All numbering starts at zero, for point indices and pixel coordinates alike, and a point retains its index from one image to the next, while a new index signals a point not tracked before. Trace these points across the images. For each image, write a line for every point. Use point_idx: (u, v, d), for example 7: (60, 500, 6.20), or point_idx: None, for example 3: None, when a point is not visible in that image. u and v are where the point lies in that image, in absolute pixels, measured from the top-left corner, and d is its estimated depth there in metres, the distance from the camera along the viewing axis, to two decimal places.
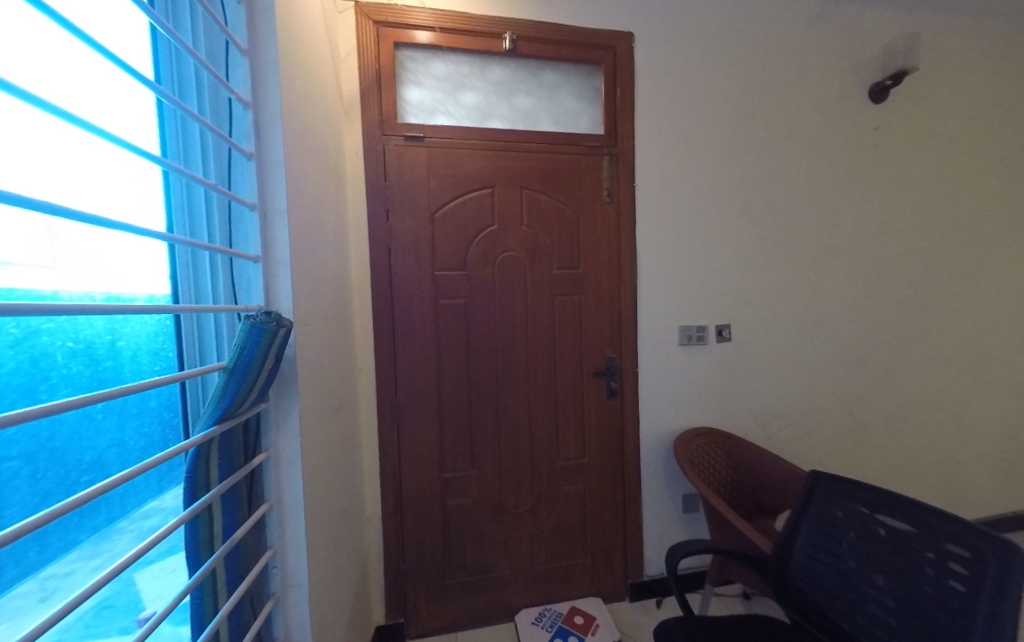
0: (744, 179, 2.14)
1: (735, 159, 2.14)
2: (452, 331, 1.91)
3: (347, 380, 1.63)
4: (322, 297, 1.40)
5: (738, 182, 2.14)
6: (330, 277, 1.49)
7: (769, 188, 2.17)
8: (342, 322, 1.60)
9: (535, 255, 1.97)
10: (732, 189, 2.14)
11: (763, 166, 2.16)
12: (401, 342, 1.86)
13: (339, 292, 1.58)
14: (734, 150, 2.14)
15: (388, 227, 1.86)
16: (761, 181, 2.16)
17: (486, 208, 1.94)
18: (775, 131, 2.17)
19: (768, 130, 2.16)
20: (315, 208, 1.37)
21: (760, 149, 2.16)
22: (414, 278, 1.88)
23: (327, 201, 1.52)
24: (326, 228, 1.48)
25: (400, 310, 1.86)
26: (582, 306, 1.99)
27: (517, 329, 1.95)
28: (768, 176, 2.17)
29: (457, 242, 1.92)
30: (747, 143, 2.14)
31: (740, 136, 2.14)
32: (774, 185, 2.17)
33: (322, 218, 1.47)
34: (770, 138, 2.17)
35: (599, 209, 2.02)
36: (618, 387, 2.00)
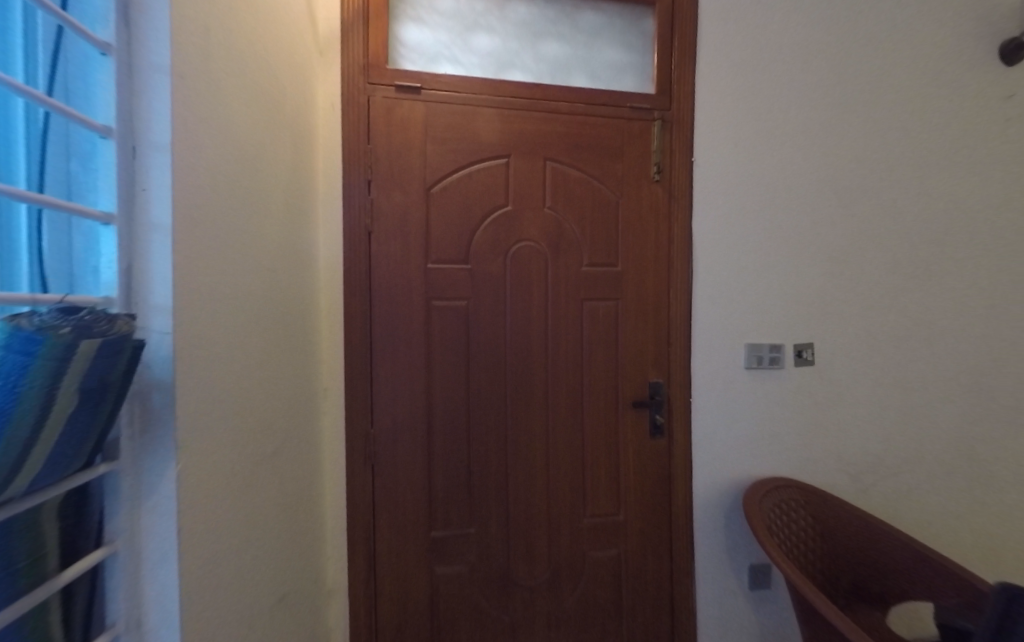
0: (830, 158, 1.67)
1: (821, 132, 1.66)
2: (450, 344, 1.46)
3: (303, 408, 1.19)
4: (257, 292, 0.96)
5: (822, 162, 1.67)
6: (274, 266, 1.04)
7: (861, 171, 1.69)
8: (294, 329, 1.15)
9: (562, 246, 1.50)
10: (817, 171, 1.66)
11: (855, 143, 1.69)
12: (379, 355, 1.42)
13: (290, 287, 1.14)
14: (818, 121, 1.66)
15: (369, 204, 1.43)
16: (854, 163, 1.69)
17: (499, 184, 1.49)
18: (872, 101, 1.70)
19: (862, 97, 1.69)
20: (245, 160, 0.91)
21: (851, 121, 1.69)
22: (401, 273, 1.44)
23: (276, 158, 1.08)
24: (272, 195, 1.04)
25: (381, 314, 1.43)
26: (621, 315, 1.52)
27: (534, 342, 1.49)
28: (862, 156, 1.69)
29: (460, 229, 1.48)
30: (834, 113, 1.67)
31: (827, 104, 1.67)
32: (869, 167, 1.69)
33: (268, 180, 1.03)
34: (864, 108, 1.69)
35: (646, 190, 1.54)
36: (665, 422, 1.52)
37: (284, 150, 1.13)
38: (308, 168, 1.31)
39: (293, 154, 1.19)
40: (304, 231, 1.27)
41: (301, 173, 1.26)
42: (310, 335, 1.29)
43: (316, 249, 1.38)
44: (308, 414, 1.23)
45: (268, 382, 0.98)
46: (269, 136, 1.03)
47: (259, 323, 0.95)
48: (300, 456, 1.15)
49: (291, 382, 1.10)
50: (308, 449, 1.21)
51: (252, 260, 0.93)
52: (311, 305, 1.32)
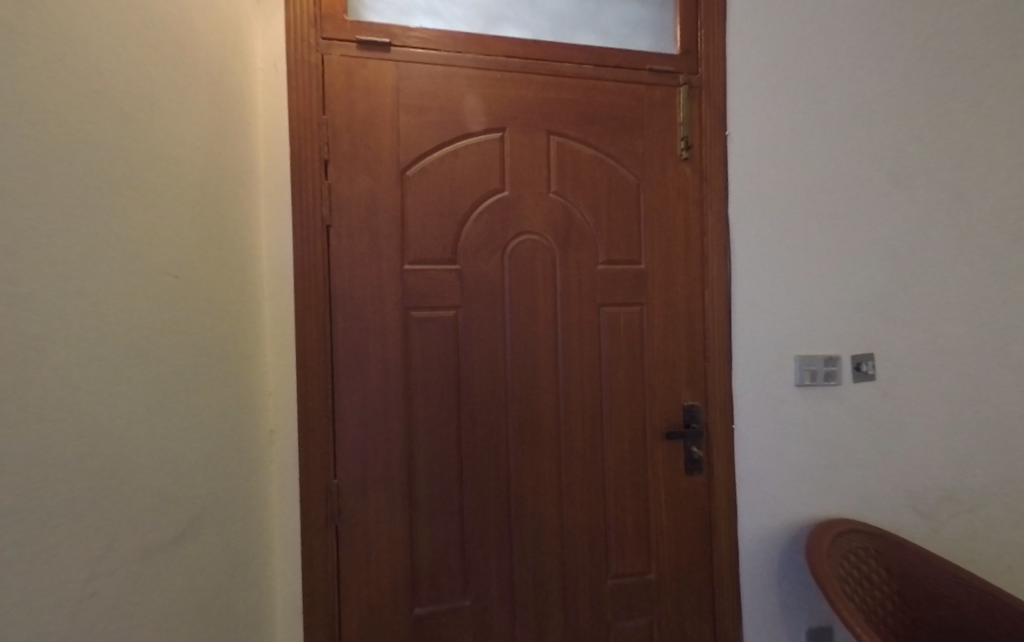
0: (895, 130, 1.35)
1: (880, 93, 1.35)
2: (435, 366, 1.18)
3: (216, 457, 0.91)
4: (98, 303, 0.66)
5: (887, 134, 1.35)
6: (145, 269, 0.74)
7: (933, 146, 1.37)
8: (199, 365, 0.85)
9: (573, 240, 1.21)
10: (877, 142, 1.34)
11: (925, 110, 1.37)
12: (342, 383, 1.14)
13: (189, 308, 0.84)
14: (881, 80, 1.35)
15: (323, 192, 1.13)
16: (922, 131, 1.37)
17: (492, 163, 1.19)
18: (941, 56, 1.38)
19: (932, 55, 1.38)
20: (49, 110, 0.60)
21: (920, 83, 1.37)
22: (367, 279, 1.15)
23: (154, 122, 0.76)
24: (132, 169, 0.72)
25: (344, 331, 1.15)
26: (648, 325, 1.22)
27: (538, 361, 1.21)
28: (933, 126, 1.37)
29: (444, 220, 1.18)
30: (899, 72, 1.36)
31: (891, 61, 1.35)
32: (941, 137, 1.38)
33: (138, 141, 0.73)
34: (935, 67, 1.38)
35: (671, 172, 1.21)
36: (706, 457, 1.22)
37: (186, 124, 0.84)
38: (237, 148, 1.02)
39: (205, 134, 0.90)
40: (232, 230, 0.99)
41: (223, 154, 0.96)
42: (240, 365, 1.01)
43: (255, 250, 1.08)
44: (226, 472, 0.94)
45: (110, 448, 0.67)
46: (129, 87, 0.71)
47: (95, 362, 0.65)
48: (209, 534, 0.87)
49: (180, 443, 0.80)
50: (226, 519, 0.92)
51: (77, 254, 0.63)
52: (244, 324, 1.03)
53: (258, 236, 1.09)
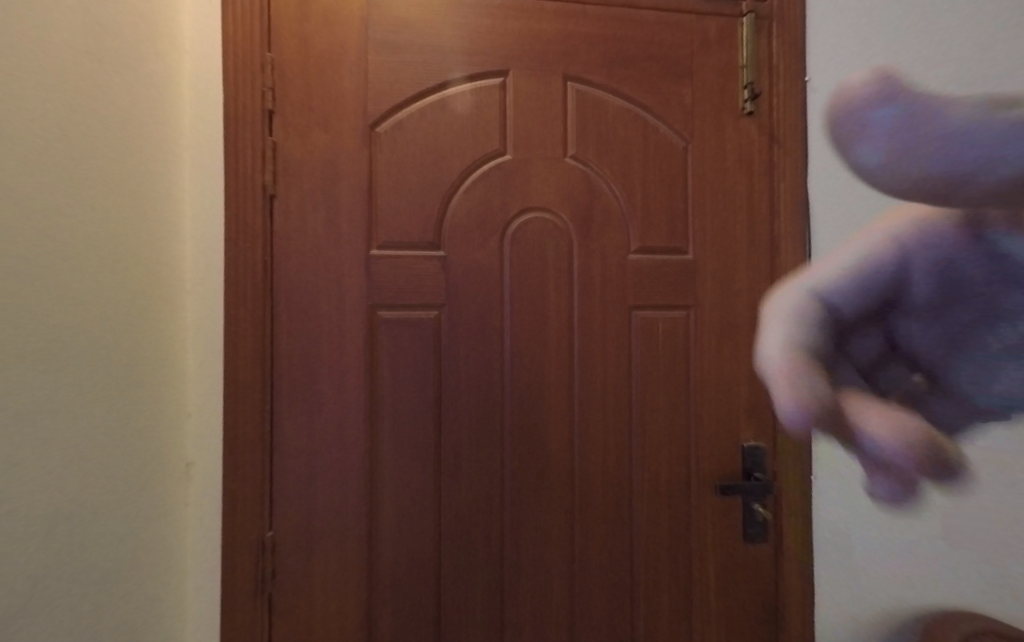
0: None
1: None
2: (409, 385, 0.90)
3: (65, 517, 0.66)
4: None
5: None
6: None
7: None
8: (33, 388, 0.61)
9: (598, 222, 0.91)
10: None
11: None
12: (283, 404, 0.87)
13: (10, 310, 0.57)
14: None
15: (263, 153, 0.86)
16: None
17: (490, 117, 0.89)
18: None
19: None
20: None
21: None
22: (321, 269, 0.88)
23: None
24: None
25: (288, 337, 0.88)
26: (693, 337, 0.92)
27: (544, 381, 0.91)
28: None
29: (425, 192, 0.90)
30: None
31: None
32: None
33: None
34: None
35: (730, 132, 0.89)
36: (773, 518, 0.90)
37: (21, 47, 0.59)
38: (136, 94, 0.77)
39: (58, 68, 0.64)
40: (120, 206, 0.74)
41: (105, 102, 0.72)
42: (131, 383, 0.77)
43: (170, 230, 0.84)
44: (86, 540, 0.69)
45: None
46: None
47: None
48: (41, 619, 0.62)
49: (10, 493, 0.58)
50: (78, 594, 0.68)
51: None
52: (139, 327, 0.78)
53: (181, 208, 0.85)
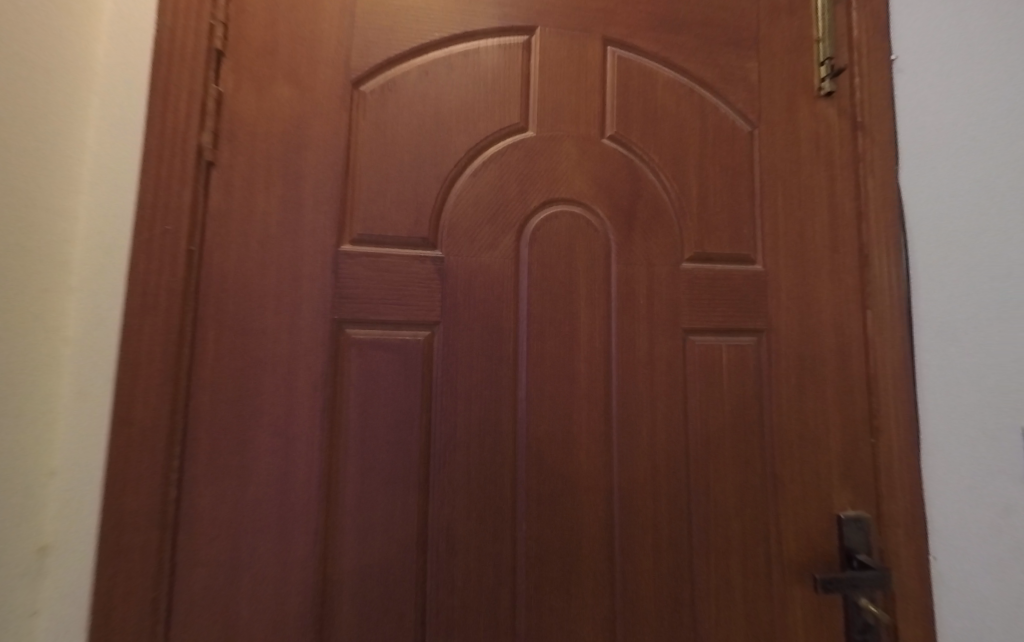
0: None
1: None
2: (384, 431, 0.66)
3: None
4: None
5: None
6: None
7: None
8: None
9: (644, 219, 0.69)
10: None
11: None
12: (198, 459, 0.63)
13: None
14: None
15: (204, 108, 0.65)
16: None
17: (509, 82, 0.69)
18: None
19: None
20: None
21: None
22: (270, 269, 0.66)
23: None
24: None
25: (213, 361, 0.65)
26: (766, 374, 0.70)
27: (572, 429, 0.68)
28: None
29: (419, 172, 0.68)
30: None
31: None
32: None
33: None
34: None
35: (806, 116, 0.73)
36: (888, 621, 0.66)
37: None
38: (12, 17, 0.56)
39: None
40: None
41: None
42: None
43: (51, 204, 0.60)
44: None
45: None
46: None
47: None
48: None
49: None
50: None
51: None
52: None
53: (78, 177, 0.63)
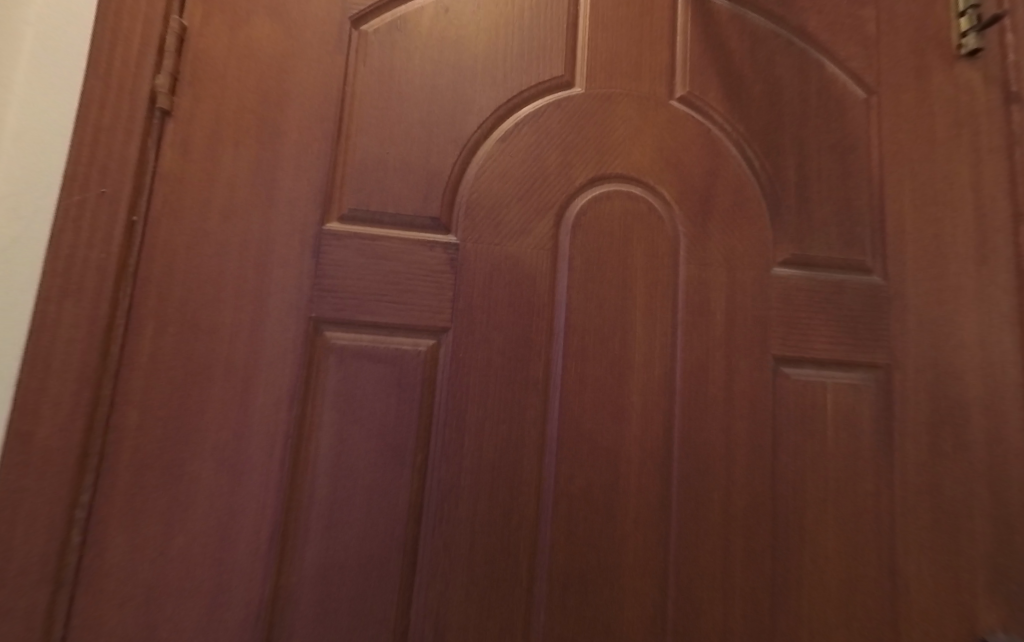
0: None
1: None
2: (364, 471, 0.49)
3: None
4: None
5: None
6: None
7: None
8: None
9: (721, 208, 0.53)
10: None
11: None
12: (115, 498, 0.48)
13: None
14: None
15: (161, 44, 0.51)
16: None
17: (552, 23, 0.54)
18: None
19: None
20: None
21: None
22: (230, 249, 0.50)
23: None
24: None
25: (148, 366, 0.49)
26: (886, 421, 0.52)
27: (617, 483, 0.50)
28: None
29: (432, 133, 0.52)
30: None
31: None
32: None
33: None
34: None
35: (940, 85, 0.56)
36: None
37: None
38: None
39: None
40: None
41: None
42: None
43: None
44: None
45: None
46: None
47: None
48: None
49: None
50: None
51: None
52: None
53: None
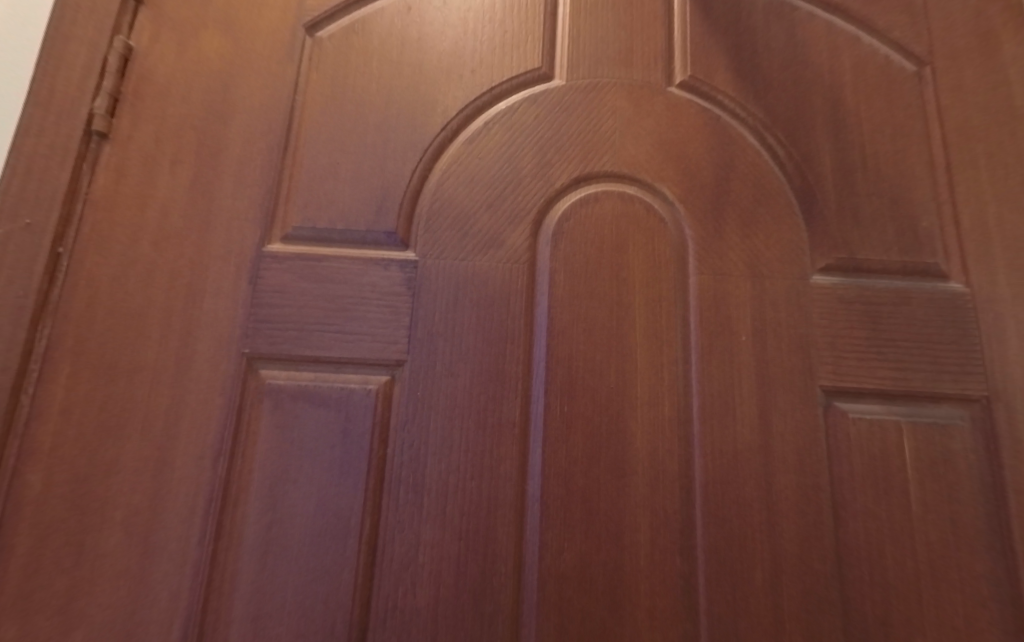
0: None
1: None
2: (299, 544, 0.39)
3: None
4: None
5: None
6: None
7: None
8: None
9: (737, 205, 0.43)
10: None
11: None
12: (4, 592, 0.37)
13: None
14: None
15: (103, 66, 0.47)
16: None
17: (526, 14, 0.48)
18: None
19: None
20: None
21: None
22: (158, 280, 0.44)
23: None
24: None
25: (56, 418, 0.41)
26: (992, 474, 0.38)
27: (622, 562, 0.38)
28: None
29: (390, 139, 0.46)
30: None
31: None
32: None
33: None
34: None
35: (1008, 47, 0.46)
36: None
37: None
38: None
39: None
40: None
41: None
42: None
43: None
44: None
45: None
46: None
47: None
48: None
49: None
50: None
51: None
52: None
53: None
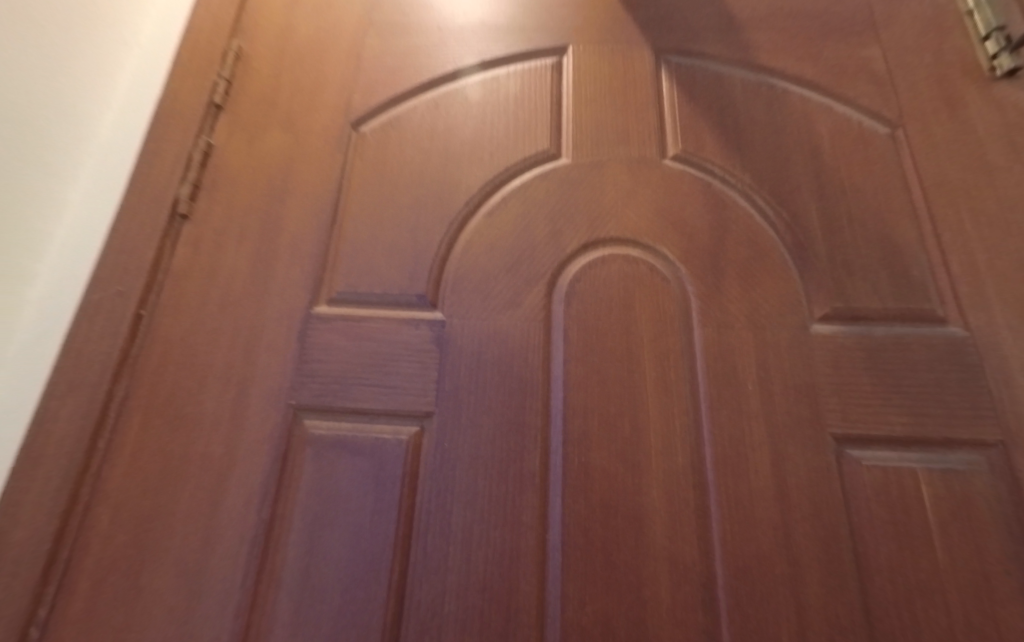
0: None
1: None
2: (333, 587, 0.41)
3: None
4: None
5: None
6: None
7: None
8: None
9: (736, 261, 0.47)
10: None
11: None
12: (70, 625, 0.41)
13: None
14: None
15: (187, 161, 0.56)
16: None
17: (537, 104, 0.55)
18: None
19: None
20: None
21: None
22: (220, 339, 0.50)
23: None
24: None
25: (127, 462, 0.46)
26: (1017, 521, 0.38)
27: (643, 611, 0.38)
28: None
29: (420, 214, 0.52)
30: None
31: None
32: None
33: None
34: None
35: (980, 112, 0.50)
36: None
37: None
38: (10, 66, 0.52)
39: None
40: None
41: None
42: None
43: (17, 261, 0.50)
44: None
45: None
46: None
47: None
48: None
49: None
50: None
51: None
52: None
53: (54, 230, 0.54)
